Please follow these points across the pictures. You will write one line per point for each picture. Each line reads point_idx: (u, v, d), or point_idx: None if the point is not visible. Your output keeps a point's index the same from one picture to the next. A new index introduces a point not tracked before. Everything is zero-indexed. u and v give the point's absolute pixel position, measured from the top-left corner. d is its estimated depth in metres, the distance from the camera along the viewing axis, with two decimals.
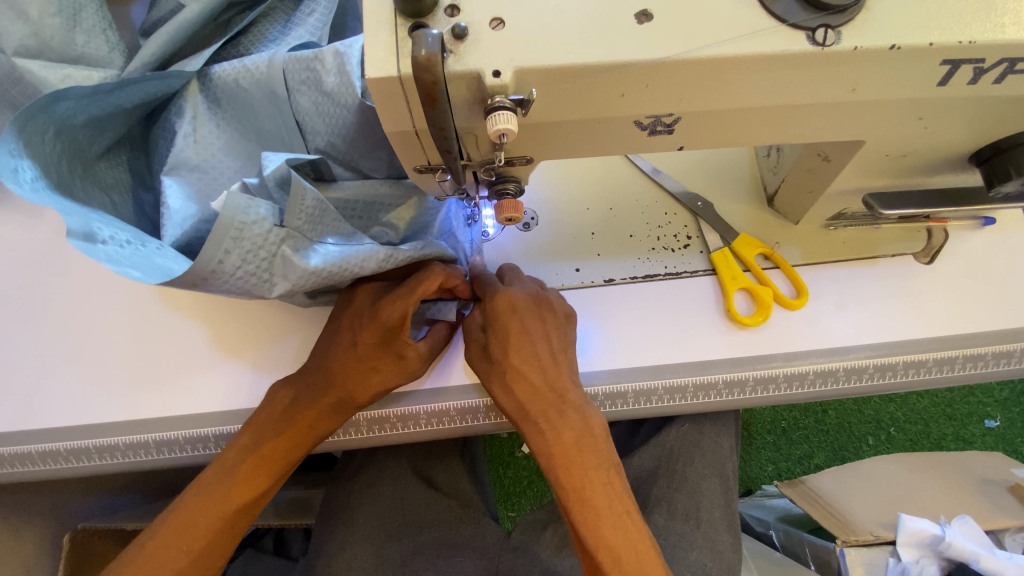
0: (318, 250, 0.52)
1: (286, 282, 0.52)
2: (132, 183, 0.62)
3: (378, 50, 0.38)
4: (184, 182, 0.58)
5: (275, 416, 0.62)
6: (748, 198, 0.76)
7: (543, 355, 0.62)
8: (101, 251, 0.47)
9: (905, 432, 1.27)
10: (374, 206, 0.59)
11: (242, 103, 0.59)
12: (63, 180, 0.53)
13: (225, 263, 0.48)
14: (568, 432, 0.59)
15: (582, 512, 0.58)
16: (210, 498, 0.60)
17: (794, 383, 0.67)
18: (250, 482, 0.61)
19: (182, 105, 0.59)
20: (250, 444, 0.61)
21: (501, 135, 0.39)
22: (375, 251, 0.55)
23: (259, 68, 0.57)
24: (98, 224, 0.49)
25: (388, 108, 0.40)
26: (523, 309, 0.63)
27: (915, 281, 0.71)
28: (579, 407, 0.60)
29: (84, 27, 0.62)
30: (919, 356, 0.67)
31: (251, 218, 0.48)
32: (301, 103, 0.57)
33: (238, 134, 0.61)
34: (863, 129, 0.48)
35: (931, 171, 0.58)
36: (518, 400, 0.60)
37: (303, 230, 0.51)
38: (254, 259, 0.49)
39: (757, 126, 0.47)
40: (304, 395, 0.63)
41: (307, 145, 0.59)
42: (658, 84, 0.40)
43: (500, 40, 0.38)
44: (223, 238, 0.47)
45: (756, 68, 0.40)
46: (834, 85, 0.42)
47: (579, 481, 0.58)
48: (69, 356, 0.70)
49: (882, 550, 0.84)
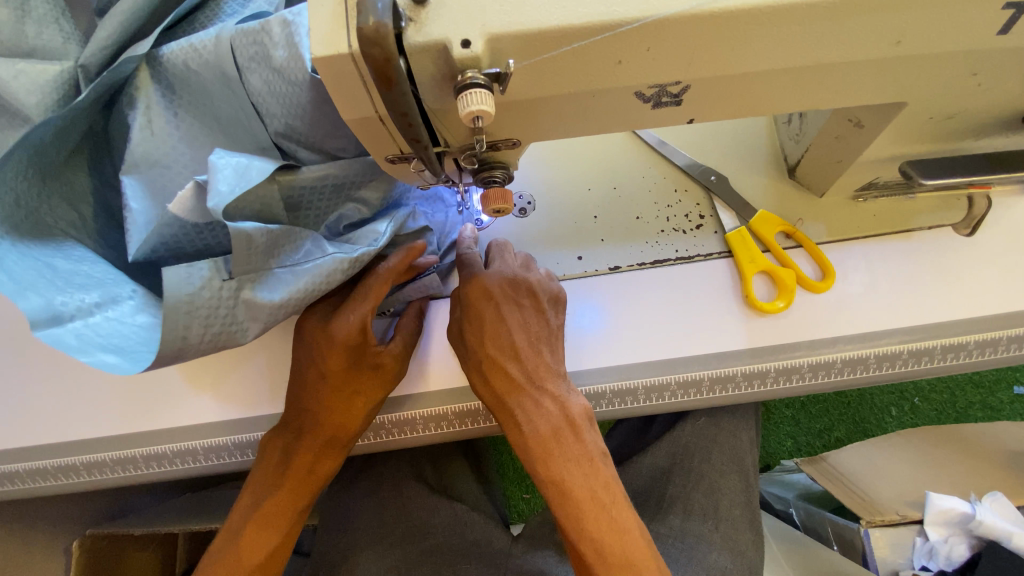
0: (274, 281, 0.49)
1: (259, 323, 0.50)
2: (98, 188, 0.57)
3: (323, 23, 0.32)
4: (147, 180, 0.53)
5: (271, 468, 0.59)
6: (766, 169, 0.69)
7: (519, 344, 0.57)
8: (72, 330, 0.47)
9: (930, 402, 1.21)
10: (343, 186, 0.53)
11: (195, 87, 0.53)
12: (27, 206, 0.51)
13: (190, 336, 0.47)
14: (544, 425, 0.55)
15: (561, 505, 0.53)
16: (231, 554, 0.58)
17: (820, 373, 0.61)
18: (263, 533, 0.58)
19: (133, 95, 0.53)
20: (224, 549, 0.58)
21: (476, 118, 0.33)
22: (335, 265, 0.50)
23: (207, 46, 0.51)
24: (60, 297, 0.47)
25: (343, 93, 0.34)
26: (499, 296, 0.58)
27: (954, 254, 0.64)
28: (558, 396, 0.56)
29: (35, 16, 0.57)
30: (957, 339, 0.61)
31: (198, 285, 0.47)
32: (253, 82, 0.51)
33: (198, 123, 0.55)
34: (906, 88, 0.41)
35: (979, 134, 0.51)
36: (493, 389, 0.56)
37: (254, 267, 0.49)
38: (217, 318, 0.48)
39: (780, 91, 0.40)
40: (259, 494, 0.58)
41: (266, 131, 0.53)
42: (662, 47, 0.34)
43: (469, 3, 0.32)
44: (179, 315, 0.46)
45: (781, 21, 0.33)
46: (875, 38, 0.35)
47: (558, 474, 0.54)
48: (44, 368, 0.66)
49: (909, 529, 0.81)
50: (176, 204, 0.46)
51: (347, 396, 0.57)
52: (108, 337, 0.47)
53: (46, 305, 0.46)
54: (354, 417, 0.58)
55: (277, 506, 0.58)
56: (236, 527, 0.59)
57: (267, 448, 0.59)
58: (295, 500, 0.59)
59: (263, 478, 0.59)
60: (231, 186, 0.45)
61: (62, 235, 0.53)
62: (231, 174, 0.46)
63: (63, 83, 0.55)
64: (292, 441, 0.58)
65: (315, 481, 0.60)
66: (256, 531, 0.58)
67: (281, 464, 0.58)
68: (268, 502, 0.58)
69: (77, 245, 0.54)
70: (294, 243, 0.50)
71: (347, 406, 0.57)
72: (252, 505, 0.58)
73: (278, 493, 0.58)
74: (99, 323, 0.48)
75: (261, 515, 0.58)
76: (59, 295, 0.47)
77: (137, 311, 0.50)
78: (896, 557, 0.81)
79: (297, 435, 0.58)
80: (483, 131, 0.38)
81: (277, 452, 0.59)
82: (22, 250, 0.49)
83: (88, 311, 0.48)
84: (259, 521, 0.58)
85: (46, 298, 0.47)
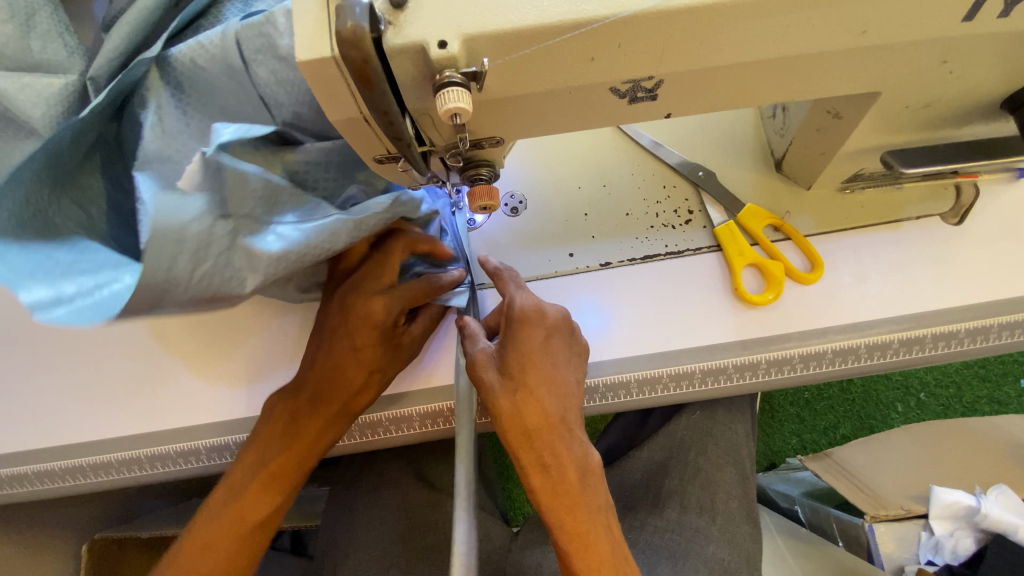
0: (277, 233, 0.50)
1: (254, 272, 0.49)
2: (110, 191, 0.58)
3: (307, 28, 0.33)
4: (157, 175, 0.52)
5: (278, 430, 0.59)
6: (755, 164, 0.70)
7: (556, 379, 0.55)
8: (65, 307, 0.45)
9: (936, 397, 1.21)
10: (344, 165, 0.57)
11: (202, 85, 0.54)
12: (37, 206, 0.53)
13: (175, 271, 0.46)
14: (572, 469, 0.52)
15: (576, 554, 0.51)
16: (223, 513, 0.58)
17: (811, 364, 0.62)
18: (259, 498, 0.59)
19: (145, 96, 0.55)
20: (223, 506, 0.59)
21: (454, 116, 0.34)
22: (341, 225, 0.52)
23: (214, 42, 0.53)
24: (61, 283, 0.47)
25: (327, 95, 0.36)
26: (549, 327, 0.56)
27: (943, 243, 0.64)
28: (585, 444, 0.54)
29: (39, 32, 0.59)
30: (948, 328, 0.62)
31: (192, 217, 0.45)
32: (260, 73, 0.53)
33: (205, 120, 0.55)
34: (880, 78, 0.42)
35: (958, 122, 0.52)
36: (525, 422, 0.53)
37: (254, 214, 0.49)
38: (207, 259, 0.47)
39: (756, 83, 0.41)
40: (261, 455, 0.59)
41: (274, 120, 0.55)
42: (632, 43, 0.35)
43: (444, 5, 0.33)
44: (168, 246, 0.44)
45: (747, 15, 0.34)
46: (842, 28, 0.36)
47: (579, 525, 0.51)
48: (52, 373, 0.68)
49: (915, 524, 0.81)
50: (185, 182, 0.45)
51: (369, 373, 0.59)
52: (102, 304, 0.46)
53: (48, 292, 0.46)
54: (366, 392, 0.60)
55: (279, 471, 0.59)
56: (234, 484, 0.59)
57: (275, 410, 0.60)
58: (298, 466, 0.60)
59: (269, 439, 0.59)
60: (239, 135, 0.48)
61: (73, 234, 0.54)
62: (237, 133, 0.49)
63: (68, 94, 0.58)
64: (304, 408, 0.59)
65: (318, 451, 0.61)
66: (256, 495, 0.58)
67: (289, 427, 0.59)
68: (273, 464, 0.59)
69: (85, 239, 0.54)
70: (298, 203, 0.52)
71: (367, 382, 0.60)
72: (256, 464, 0.59)
73: (283, 457, 0.59)
74: (95, 297, 0.46)
75: (263, 477, 0.59)
76: (60, 281, 0.47)
77: (130, 278, 0.48)
78: (900, 552, 0.81)
79: (310, 401, 0.59)
80: (465, 129, 0.39)
81: (286, 415, 0.59)
82: (29, 250, 0.50)
83: (87, 290, 0.47)
84: (258, 485, 0.58)
85: (51, 288, 0.46)
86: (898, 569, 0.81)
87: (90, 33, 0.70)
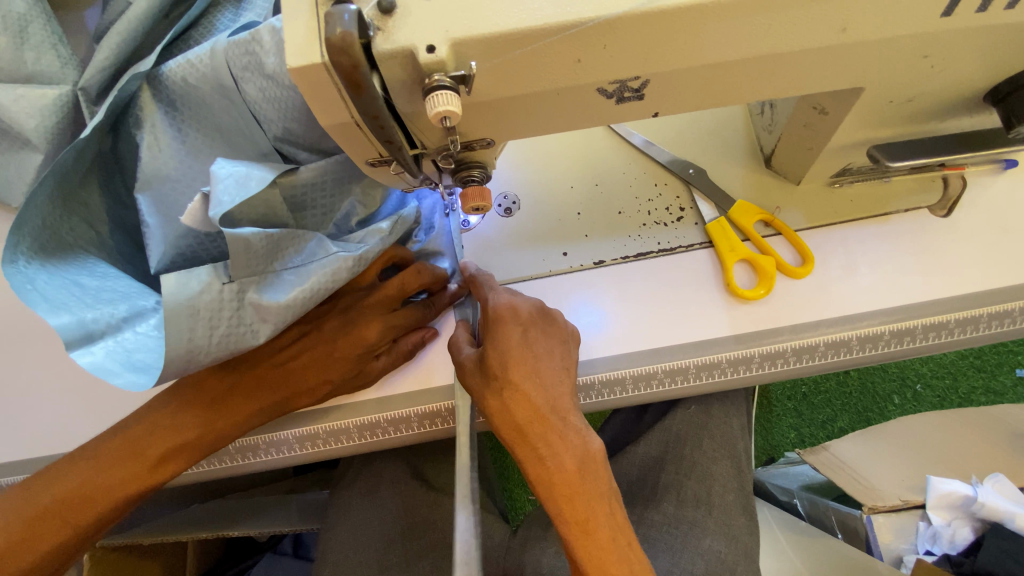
0: (280, 281, 0.51)
1: (269, 325, 0.51)
2: (112, 207, 0.59)
3: (297, 36, 0.34)
4: (159, 196, 0.55)
5: (203, 402, 0.60)
6: (745, 160, 0.71)
7: (539, 370, 0.55)
8: (101, 348, 0.49)
9: (932, 388, 1.22)
10: (342, 180, 0.56)
11: (194, 102, 0.55)
12: (52, 226, 0.54)
13: (195, 338, 0.49)
14: (570, 459, 0.52)
15: (584, 546, 0.50)
16: (117, 470, 0.58)
17: (804, 357, 0.62)
18: (160, 465, 0.59)
19: (139, 115, 0.55)
20: (116, 460, 0.58)
21: (444, 118, 0.35)
22: (340, 262, 0.52)
23: (203, 60, 0.53)
24: (90, 314, 0.50)
25: (318, 101, 0.36)
26: (526, 321, 0.57)
27: (931, 236, 0.65)
28: (580, 429, 0.53)
29: (32, 44, 0.60)
30: (938, 318, 0.62)
31: (196, 289, 0.49)
32: (249, 91, 0.53)
33: (200, 136, 0.56)
34: (863, 74, 0.43)
35: (942, 115, 0.53)
36: (515, 419, 0.53)
37: (257, 270, 0.51)
38: (222, 321, 0.50)
39: (743, 81, 0.42)
40: (179, 420, 0.59)
41: (266, 137, 0.55)
42: (617, 44, 0.35)
43: (431, 11, 0.34)
44: (182, 319, 0.48)
45: (729, 14, 0.35)
46: (823, 25, 0.37)
47: (584, 513, 0.51)
48: (46, 381, 0.68)
49: (912, 515, 0.83)
50: (186, 216, 0.47)
51: (322, 380, 0.61)
52: (132, 352, 0.50)
53: (78, 322, 0.49)
54: (308, 395, 0.62)
55: (188, 444, 0.59)
56: (137, 438, 0.58)
57: (209, 379, 0.60)
58: (209, 441, 0.60)
59: (187, 409, 0.59)
60: (233, 196, 0.46)
61: (88, 253, 0.56)
62: (232, 184, 0.47)
63: (62, 106, 0.59)
64: (244, 387, 0.60)
65: (236, 431, 0.61)
66: (156, 461, 0.58)
67: (221, 400, 0.60)
68: (187, 434, 0.59)
69: (102, 262, 0.56)
70: (298, 245, 0.52)
71: (317, 386, 0.61)
72: (172, 430, 0.59)
73: (201, 429, 0.59)
74: (127, 339, 0.50)
75: (171, 446, 0.59)
76: (89, 312, 0.50)
77: (161, 324, 0.52)
78: (898, 543, 0.83)
79: (255, 382, 0.60)
80: (456, 131, 0.39)
81: (220, 389, 0.60)
82: (51, 270, 0.53)
83: (116, 326, 0.50)
84: (168, 451, 0.59)
85: (77, 316, 0.49)
86: (897, 559, 0.82)
87: (84, 43, 0.70)
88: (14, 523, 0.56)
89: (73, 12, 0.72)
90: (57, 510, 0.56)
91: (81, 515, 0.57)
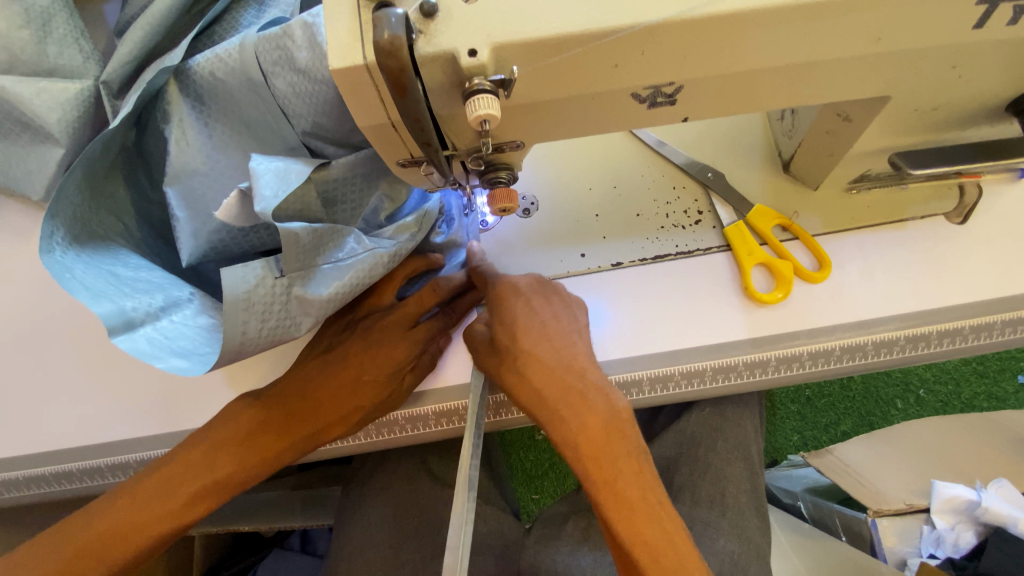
0: (324, 275, 0.52)
1: (311, 318, 0.52)
2: (137, 200, 0.60)
3: (340, 37, 0.34)
4: (186, 190, 0.55)
5: (237, 436, 0.60)
6: (762, 165, 0.72)
7: (552, 335, 0.56)
8: (143, 336, 0.50)
9: (935, 394, 1.22)
10: (371, 175, 0.56)
11: (222, 96, 0.55)
12: (82, 219, 0.55)
13: (249, 331, 0.50)
14: (593, 419, 0.52)
15: (615, 506, 0.51)
16: (150, 510, 0.58)
17: (819, 360, 0.63)
18: (192, 505, 0.59)
19: (167, 109, 0.55)
20: (151, 497, 0.58)
21: (483, 121, 0.35)
22: (377, 258, 0.53)
23: (232, 54, 0.53)
24: (129, 302, 0.50)
25: (357, 102, 0.37)
26: (527, 291, 0.58)
27: (947, 242, 0.66)
28: (601, 390, 0.54)
29: (55, 37, 0.60)
30: (953, 324, 0.63)
31: (253, 282, 0.49)
32: (279, 85, 0.53)
33: (228, 130, 0.56)
34: (892, 83, 0.44)
35: (963, 124, 0.53)
36: (533, 384, 0.54)
37: (304, 264, 0.51)
38: (272, 314, 0.50)
39: (773, 88, 0.42)
40: (211, 457, 0.59)
41: (295, 131, 0.55)
42: (655, 50, 0.36)
43: (474, 15, 0.34)
44: (238, 312, 0.49)
45: (767, 23, 0.35)
46: (858, 35, 0.37)
47: (611, 474, 0.51)
48: (63, 375, 0.68)
49: (916, 518, 0.83)
50: (222, 210, 0.47)
51: (353, 406, 0.60)
52: (175, 341, 0.50)
53: (119, 310, 0.49)
54: (341, 423, 0.61)
55: (222, 481, 0.59)
56: (168, 477, 0.58)
57: (241, 416, 0.60)
58: (242, 478, 0.60)
59: (221, 444, 0.59)
60: (275, 190, 0.47)
61: (116, 244, 0.57)
62: (273, 179, 0.48)
63: (84, 101, 0.60)
64: (275, 420, 0.60)
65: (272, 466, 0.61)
66: (190, 499, 0.58)
67: (254, 433, 0.60)
68: (220, 472, 0.59)
69: (130, 253, 0.57)
70: (338, 240, 0.52)
71: (348, 414, 0.61)
72: (206, 467, 0.59)
73: (234, 466, 0.59)
74: (167, 327, 0.51)
75: (203, 486, 0.59)
76: (128, 300, 0.50)
77: (197, 314, 0.53)
78: (902, 545, 0.83)
79: (285, 414, 0.60)
80: (490, 133, 0.40)
81: (251, 426, 0.60)
82: (85, 259, 0.53)
83: (155, 315, 0.51)
84: (200, 489, 0.59)
85: (118, 304, 0.49)
86: (900, 562, 0.82)
87: (102, 36, 0.70)
88: (53, 560, 0.56)
89: (92, 6, 0.72)
90: (93, 550, 0.57)
91: (115, 556, 0.57)
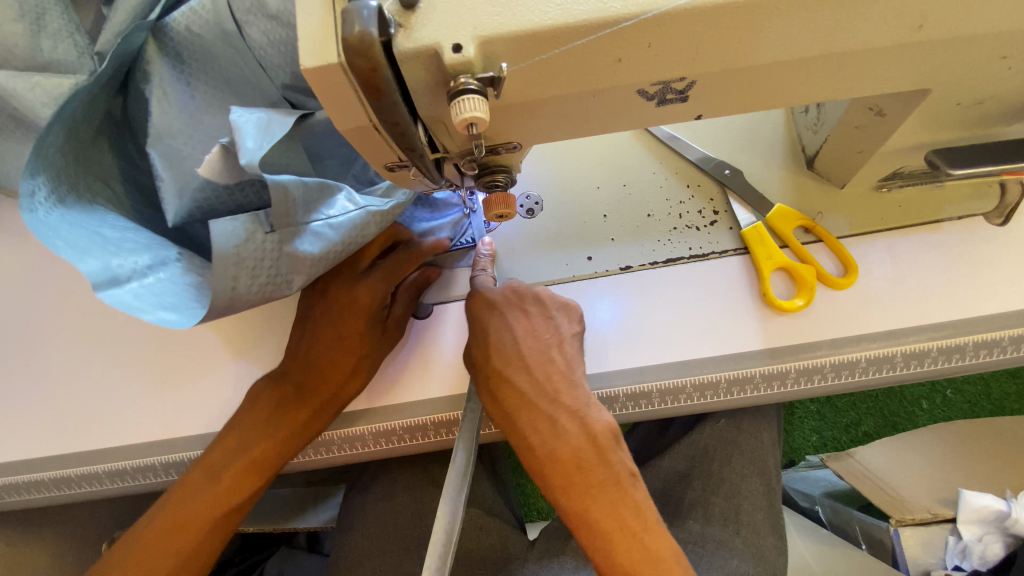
0: (315, 232, 0.47)
1: (302, 275, 0.49)
2: (123, 167, 0.55)
3: (311, 31, 0.31)
4: (169, 152, 0.51)
5: (263, 415, 0.58)
6: (784, 160, 0.67)
7: (525, 353, 0.54)
8: (130, 291, 0.46)
9: (962, 394, 1.12)
10: None
11: (200, 54, 0.52)
12: (69, 178, 0.50)
13: (239, 287, 0.46)
14: (563, 446, 0.50)
15: (588, 535, 0.49)
16: (198, 496, 0.56)
17: (842, 373, 0.58)
18: (239, 485, 0.57)
19: (147, 70, 0.52)
20: (198, 485, 0.57)
21: (470, 125, 0.32)
22: (369, 217, 0.49)
23: (205, 5, 0.51)
24: (115, 260, 0.46)
25: (332, 101, 0.34)
26: (502, 304, 0.56)
27: (986, 246, 0.60)
28: (574, 413, 0.51)
29: (50, 31, 0.57)
30: (992, 335, 0.57)
31: (244, 237, 0.45)
32: (252, 35, 0.52)
33: (209, 88, 0.53)
34: (935, 74, 0.39)
35: (1010, 118, 0.48)
36: (501, 406, 0.52)
37: (296, 220, 0.47)
38: (263, 271, 0.47)
39: (797, 81, 0.38)
40: (243, 444, 0.57)
41: (274, 85, 0.53)
42: (664, 42, 0.32)
43: (459, 6, 0.31)
44: (228, 268, 0.45)
45: (790, 9, 0.31)
46: (895, 22, 0.33)
47: (581, 503, 0.49)
48: (58, 375, 0.66)
49: (941, 528, 0.76)
50: (204, 166, 0.45)
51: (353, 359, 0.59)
52: (165, 296, 0.47)
53: (105, 268, 0.45)
54: (353, 380, 0.59)
55: (260, 456, 0.57)
56: (213, 466, 0.57)
57: (259, 396, 0.59)
58: (279, 456, 0.58)
59: (251, 426, 0.58)
60: (258, 142, 0.44)
61: (102, 207, 0.52)
62: (255, 130, 0.45)
63: None
64: (289, 397, 0.59)
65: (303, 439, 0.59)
66: (231, 483, 0.57)
67: (277, 408, 0.58)
68: (255, 449, 0.57)
69: (115, 216, 0.52)
70: (327, 197, 0.48)
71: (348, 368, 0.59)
72: (241, 449, 0.57)
73: (268, 443, 0.57)
74: (154, 285, 0.47)
75: (244, 466, 0.57)
76: (114, 257, 0.46)
77: (185, 273, 0.50)
78: (926, 557, 0.76)
79: (296, 391, 0.59)
80: (481, 135, 0.36)
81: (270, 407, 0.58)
82: (69, 219, 0.48)
83: (139, 271, 0.47)
84: (240, 473, 0.57)
85: (103, 260, 0.46)
86: None
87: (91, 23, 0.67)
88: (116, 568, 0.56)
89: None
90: (155, 550, 0.56)
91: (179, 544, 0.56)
